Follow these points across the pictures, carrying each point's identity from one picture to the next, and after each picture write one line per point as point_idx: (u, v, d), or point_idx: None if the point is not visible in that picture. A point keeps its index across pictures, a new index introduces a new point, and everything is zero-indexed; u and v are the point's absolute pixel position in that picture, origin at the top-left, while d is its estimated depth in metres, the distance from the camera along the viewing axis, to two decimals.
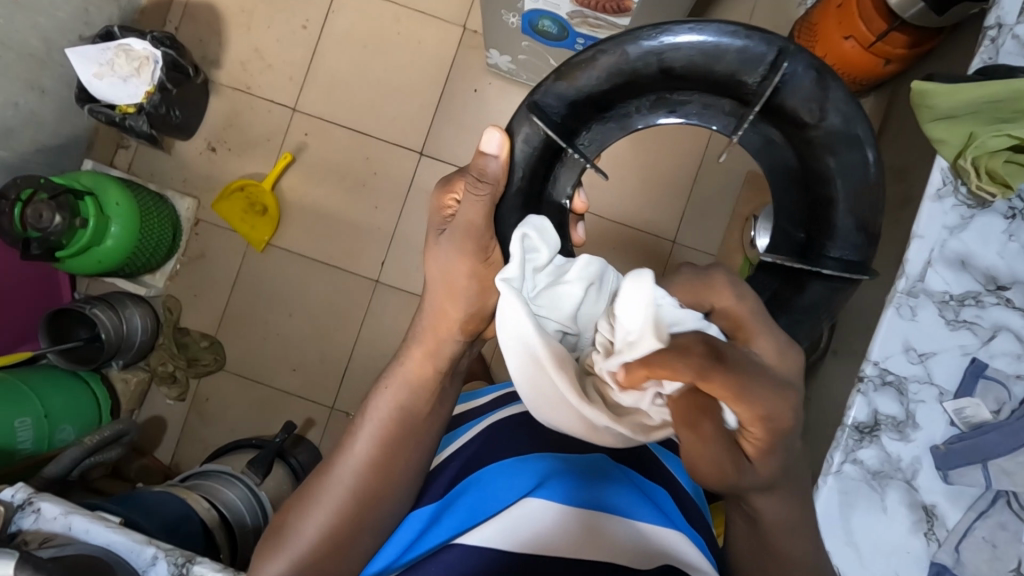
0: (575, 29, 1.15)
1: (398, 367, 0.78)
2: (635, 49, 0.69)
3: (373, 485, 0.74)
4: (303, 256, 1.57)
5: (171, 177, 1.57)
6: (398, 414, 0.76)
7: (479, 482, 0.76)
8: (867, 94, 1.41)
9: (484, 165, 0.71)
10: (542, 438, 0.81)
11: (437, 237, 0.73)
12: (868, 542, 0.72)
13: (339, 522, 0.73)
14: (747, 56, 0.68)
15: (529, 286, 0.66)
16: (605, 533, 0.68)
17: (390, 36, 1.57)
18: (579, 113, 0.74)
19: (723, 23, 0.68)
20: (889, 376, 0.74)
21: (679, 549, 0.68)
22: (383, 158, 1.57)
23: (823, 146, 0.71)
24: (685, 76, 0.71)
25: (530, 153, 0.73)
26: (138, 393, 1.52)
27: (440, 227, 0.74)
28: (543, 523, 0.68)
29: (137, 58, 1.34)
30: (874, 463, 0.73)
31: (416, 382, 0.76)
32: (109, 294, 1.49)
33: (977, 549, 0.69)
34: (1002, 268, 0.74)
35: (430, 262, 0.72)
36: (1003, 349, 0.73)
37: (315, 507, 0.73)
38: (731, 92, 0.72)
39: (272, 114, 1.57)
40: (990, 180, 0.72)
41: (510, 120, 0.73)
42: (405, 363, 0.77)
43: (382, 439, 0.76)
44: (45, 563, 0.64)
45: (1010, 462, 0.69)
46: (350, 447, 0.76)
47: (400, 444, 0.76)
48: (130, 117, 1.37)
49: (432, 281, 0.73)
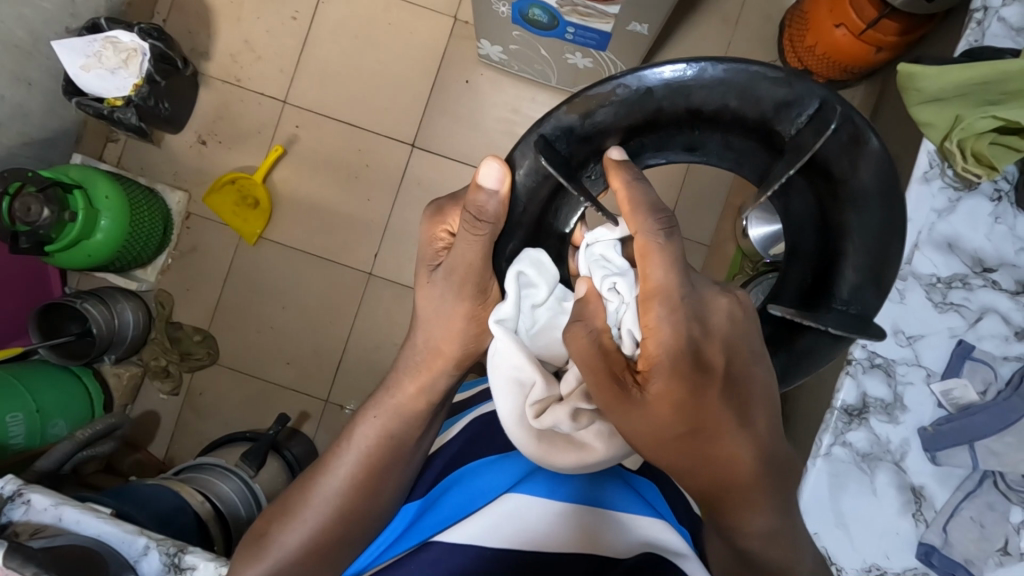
0: (565, 18, 1.15)
1: (386, 398, 0.77)
2: (661, 84, 0.64)
3: (356, 496, 0.74)
4: (295, 249, 1.56)
5: (161, 171, 1.56)
6: (384, 440, 0.76)
7: (464, 476, 0.76)
8: (859, 82, 1.41)
9: (482, 202, 0.66)
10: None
11: (430, 273, 0.74)
12: (857, 523, 0.72)
13: (324, 529, 0.73)
14: (786, 102, 0.64)
15: (527, 323, 0.66)
16: (591, 527, 0.68)
17: (380, 26, 1.56)
18: (588, 148, 0.68)
19: (767, 67, 0.63)
20: (877, 359, 0.74)
21: (661, 538, 0.68)
22: (375, 150, 1.56)
23: (846, 201, 0.66)
24: (710, 117, 0.66)
25: (532, 184, 0.67)
26: (131, 387, 1.51)
27: (432, 261, 0.74)
28: (528, 517, 0.68)
29: (125, 49, 1.33)
30: (861, 446, 0.74)
31: (409, 414, 0.76)
32: (100, 288, 1.48)
33: (965, 529, 0.70)
34: (989, 251, 0.75)
35: (424, 299, 0.73)
36: (990, 331, 0.74)
37: (298, 519, 0.73)
38: (762, 135, 0.67)
39: (263, 106, 1.56)
40: (977, 162, 0.73)
41: (513, 149, 0.68)
42: (395, 395, 0.77)
43: (365, 457, 0.75)
44: (35, 554, 0.64)
45: (997, 442, 0.69)
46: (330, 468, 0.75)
47: (383, 460, 0.76)
48: (118, 110, 1.35)
49: (426, 318, 0.74)
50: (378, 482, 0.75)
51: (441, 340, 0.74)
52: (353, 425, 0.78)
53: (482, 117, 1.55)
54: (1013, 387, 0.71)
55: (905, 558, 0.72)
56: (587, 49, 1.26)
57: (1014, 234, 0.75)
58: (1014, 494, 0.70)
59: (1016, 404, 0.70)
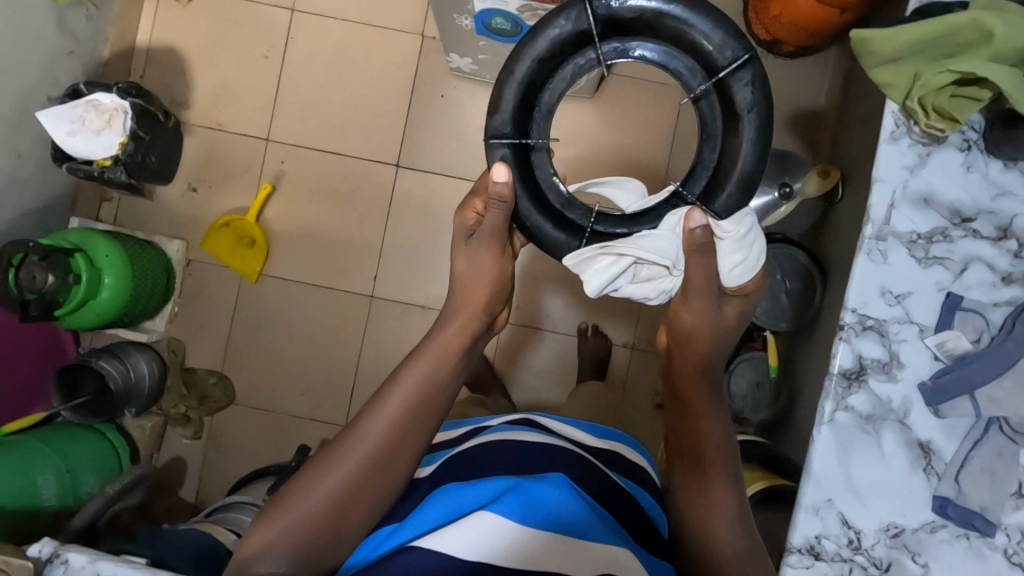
0: (527, 23, 1.18)
1: (428, 343, 0.81)
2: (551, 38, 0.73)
3: (389, 447, 0.75)
4: (296, 281, 1.59)
5: (157, 222, 1.59)
6: (427, 391, 0.78)
7: (446, 497, 0.79)
8: (828, 46, 1.42)
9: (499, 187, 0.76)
10: (513, 460, 0.84)
11: (464, 241, 0.84)
12: (869, 485, 0.73)
13: (350, 484, 0.73)
14: None
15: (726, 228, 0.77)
16: (564, 554, 0.73)
17: (351, 53, 1.58)
18: (532, 97, 0.76)
19: None
20: (869, 321, 0.75)
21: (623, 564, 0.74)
22: (362, 175, 1.59)
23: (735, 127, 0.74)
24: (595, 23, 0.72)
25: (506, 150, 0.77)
26: (154, 436, 1.55)
27: (467, 233, 0.84)
28: (507, 539, 0.72)
29: (107, 110, 1.35)
30: (863, 408, 0.74)
31: (445, 360, 0.80)
32: (112, 345, 1.52)
33: (976, 478, 0.71)
34: (966, 201, 0.75)
35: (460, 258, 0.84)
36: (976, 279, 0.74)
37: (334, 464, 0.74)
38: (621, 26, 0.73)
39: (247, 146, 1.59)
40: (939, 117, 0.73)
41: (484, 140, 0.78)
42: (437, 340, 0.82)
43: (411, 410, 0.77)
44: None
45: (997, 389, 0.70)
46: (378, 408, 0.76)
47: (423, 416, 0.78)
48: (108, 169, 1.38)
49: (459, 272, 0.85)
50: (387, 475, 0.75)
51: (450, 335, 0.82)
52: (398, 370, 0.80)
53: (463, 128, 1.58)
54: (1005, 332, 0.72)
55: (922, 514, 0.72)
56: None
57: (988, 182, 0.75)
58: (1020, 437, 0.70)
59: (1009, 347, 0.71)
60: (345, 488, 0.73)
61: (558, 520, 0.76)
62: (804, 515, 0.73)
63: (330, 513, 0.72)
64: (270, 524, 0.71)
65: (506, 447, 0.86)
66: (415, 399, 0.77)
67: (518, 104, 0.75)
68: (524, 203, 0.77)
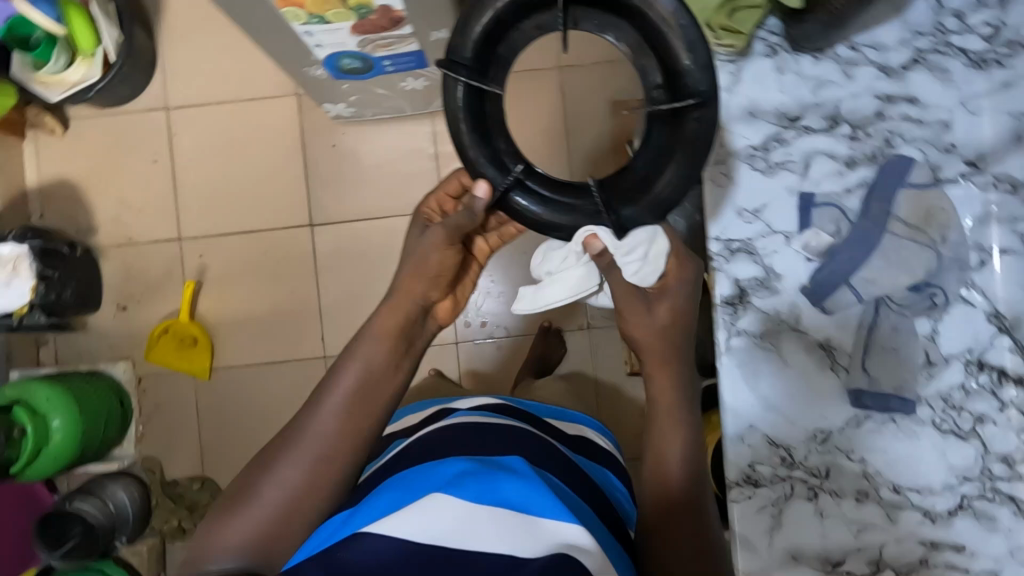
0: (374, 56, 1.19)
1: (368, 328, 0.81)
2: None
3: (343, 440, 0.76)
4: (249, 365, 1.59)
5: (97, 351, 1.59)
6: (368, 381, 0.78)
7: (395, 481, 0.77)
8: None
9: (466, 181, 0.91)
10: (461, 445, 0.82)
11: (418, 227, 0.92)
12: (783, 395, 0.79)
13: (303, 486, 0.73)
14: None
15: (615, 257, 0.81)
16: (512, 533, 0.67)
17: (235, 132, 1.59)
18: (494, 52, 0.70)
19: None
20: (735, 244, 0.81)
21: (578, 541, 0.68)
22: (280, 244, 1.60)
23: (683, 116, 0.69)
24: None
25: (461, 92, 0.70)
26: (155, 558, 1.54)
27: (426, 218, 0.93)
28: (452, 520, 0.68)
29: (8, 260, 1.37)
30: (753, 322, 0.79)
31: (389, 347, 0.80)
32: (87, 481, 1.52)
33: (882, 358, 0.76)
34: (790, 103, 0.81)
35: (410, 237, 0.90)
36: (823, 172, 0.80)
37: (291, 453, 0.74)
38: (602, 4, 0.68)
39: (162, 251, 1.60)
40: (728, 33, 0.79)
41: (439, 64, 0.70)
42: (376, 322, 0.81)
43: (358, 401, 0.77)
44: None
45: (868, 270, 0.77)
46: (327, 392, 0.77)
47: (371, 407, 0.78)
48: (26, 316, 1.40)
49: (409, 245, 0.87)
50: (337, 471, 0.75)
51: (390, 317, 0.82)
52: (344, 354, 0.80)
53: (363, 170, 1.59)
54: (861, 216, 0.78)
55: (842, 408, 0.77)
56: (413, 71, 1.29)
57: (802, 77, 0.80)
58: (905, 308, 0.77)
59: (868, 227, 0.77)
60: (298, 487, 0.72)
61: (515, 500, 0.71)
62: (733, 448, 0.79)
63: (279, 517, 0.71)
64: (229, 527, 0.70)
65: (456, 436, 0.85)
66: (357, 382, 0.78)
67: (479, 42, 0.69)
68: (469, 151, 0.72)
